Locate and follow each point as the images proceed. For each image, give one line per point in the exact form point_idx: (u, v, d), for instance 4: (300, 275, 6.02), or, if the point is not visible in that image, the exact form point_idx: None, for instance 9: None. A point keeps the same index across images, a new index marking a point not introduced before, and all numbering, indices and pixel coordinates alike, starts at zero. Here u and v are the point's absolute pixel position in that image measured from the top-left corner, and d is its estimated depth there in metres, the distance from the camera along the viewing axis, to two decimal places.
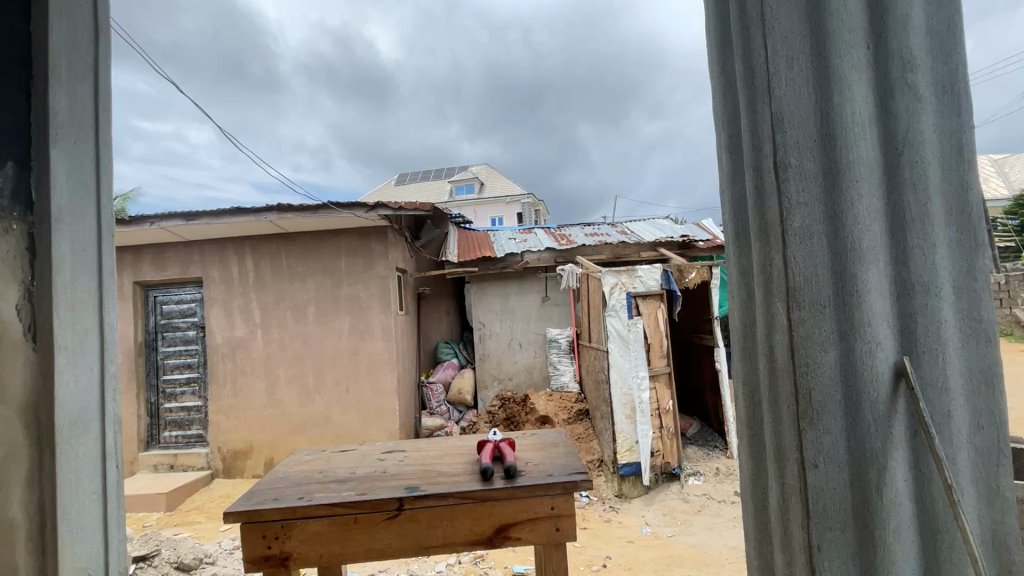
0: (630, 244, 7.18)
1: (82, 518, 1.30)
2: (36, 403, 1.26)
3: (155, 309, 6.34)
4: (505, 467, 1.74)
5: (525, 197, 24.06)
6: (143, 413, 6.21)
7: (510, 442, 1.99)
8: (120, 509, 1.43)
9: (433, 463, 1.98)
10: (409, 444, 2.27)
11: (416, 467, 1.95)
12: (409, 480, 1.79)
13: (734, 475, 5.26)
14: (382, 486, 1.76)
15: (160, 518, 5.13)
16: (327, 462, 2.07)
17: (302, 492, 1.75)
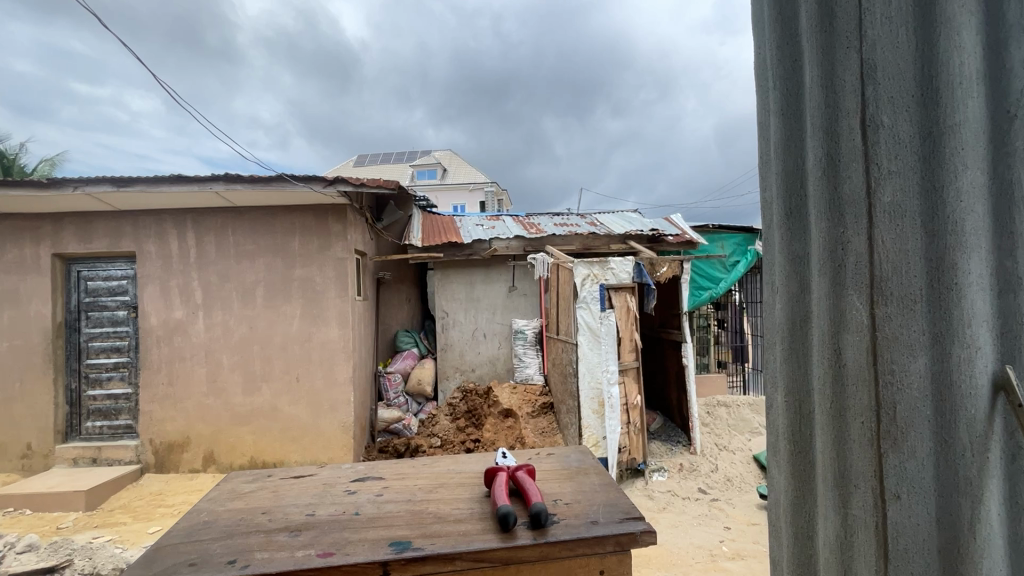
0: (600, 236, 7.06)
1: None
2: None
3: (79, 285, 5.67)
4: (534, 512, 1.29)
5: (490, 185, 23.71)
6: (61, 400, 5.57)
7: (527, 471, 1.55)
8: None
9: (425, 501, 1.52)
10: (381, 465, 1.85)
11: (403, 505, 1.49)
12: (380, 497, 1.54)
13: (698, 471, 5.24)
14: (355, 538, 1.30)
15: (78, 519, 4.59)
16: (281, 475, 1.76)
17: (243, 518, 1.44)
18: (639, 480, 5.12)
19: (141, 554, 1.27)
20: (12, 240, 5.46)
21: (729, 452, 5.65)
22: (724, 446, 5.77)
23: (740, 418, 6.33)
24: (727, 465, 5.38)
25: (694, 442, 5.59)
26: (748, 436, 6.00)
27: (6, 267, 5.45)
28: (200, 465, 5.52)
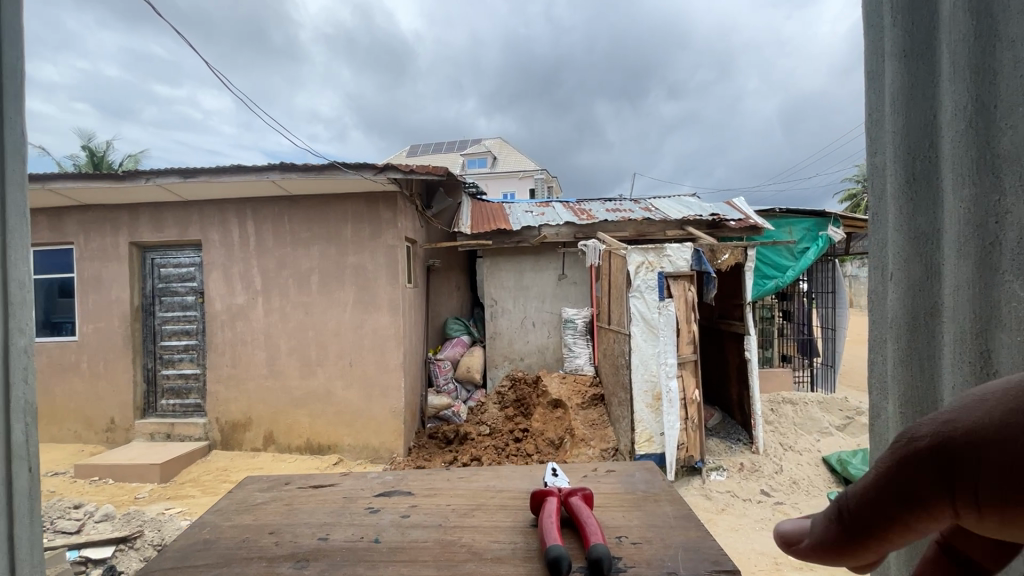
0: (655, 222, 6.73)
1: None
2: None
3: (152, 271, 6.03)
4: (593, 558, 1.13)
5: (540, 173, 23.42)
6: (139, 379, 5.97)
7: (582, 496, 1.38)
8: (33, 538, 1.09)
9: (458, 527, 1.34)
10: (405, 483, 1.65)
11: (435, 532, 1.32)
12: (430, 513, 1.42)
13: (760, 472, 4.92)
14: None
15: (153, 490, 4.91)
16: (309, 479, 1.70)
17: (286, 525, 1.38)
18: (695, 477, 4.85)
19: (176, 560, 1.23)
20: (95, 229, 5.87)
21: (796, 453, 5.27)
22: (790, 445, 5.39)
23: (808, 417, 5.89)
24: (793, 468, 5.00)
25: (756, 440, 5.24)
26: (817, 437, 5.56)
27: (90, 254, 5.87)
28: (261, 444, 5.78)
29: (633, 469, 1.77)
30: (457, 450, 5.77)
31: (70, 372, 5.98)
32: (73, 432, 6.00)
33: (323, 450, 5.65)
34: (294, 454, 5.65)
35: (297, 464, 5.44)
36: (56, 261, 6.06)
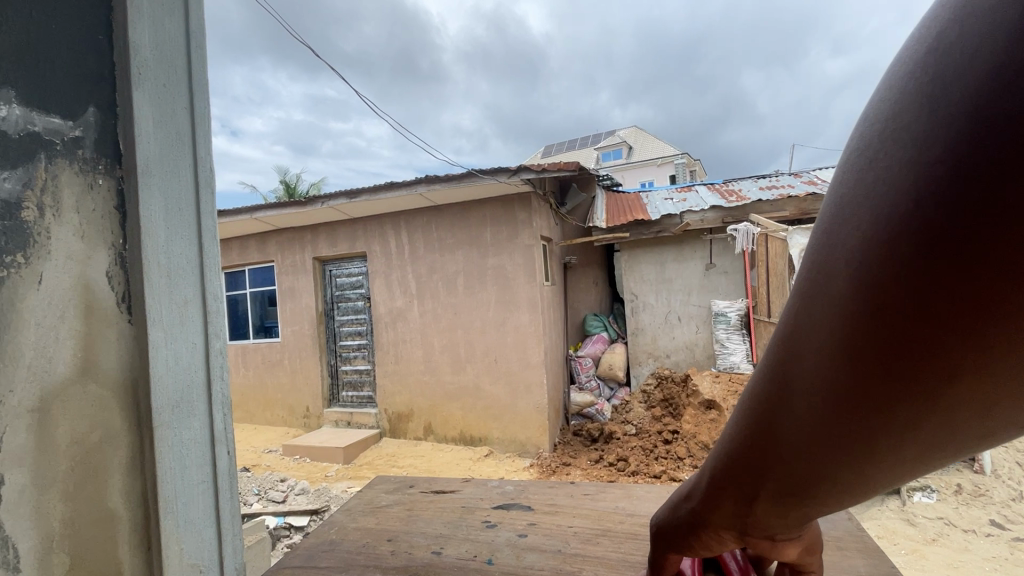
0: (824, 196, 5.81)
1: (190, 508, 1.31)
2: (136, 381, 1.24)
3: (331, 281, 7.00)
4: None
5: (681, 157, 21.98)
6: (325, 374, 6.99)
7: None
8: (233, 497, 1.45)
9: (580, 558, 1.24)
10: (526, 498, 1.62)
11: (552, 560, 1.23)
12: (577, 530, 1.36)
13: (988, 497, 3.93)
14: None
15: (339, 469, 5.70)
16: (441, 486, 1.76)
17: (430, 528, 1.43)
18: (894, 498, 4.05)
19: (335, 549, 1.35)
20: (289, 248, 7.02)
21: None
22: None
23: None
24: None
25: (979, 460, 4.20)
26: None
27: (286, 269, 7.05)
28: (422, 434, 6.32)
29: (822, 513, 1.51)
30: (603, 449, 5.65)
31: (277, 367, 7.25)
32: (281, 417, 7.26)
33: (475, 442, 5.99)
34: (450, 445, 6.09)
35: (453, 454, 5.85)
36: (264, 276, 7.40)
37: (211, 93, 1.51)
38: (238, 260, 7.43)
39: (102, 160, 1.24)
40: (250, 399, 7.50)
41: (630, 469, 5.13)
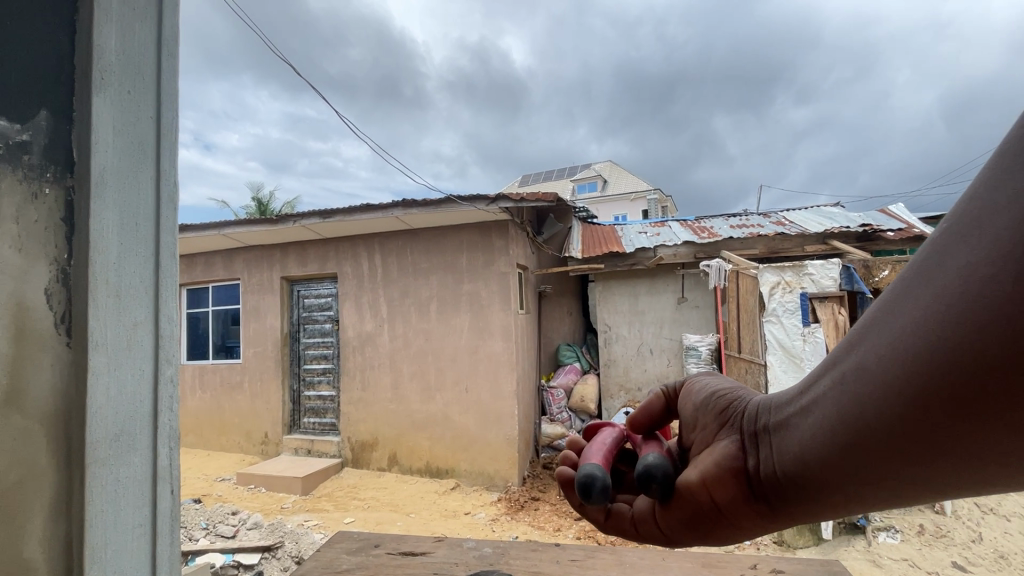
0: (791, 237, 6.01)
1: (122, 553, 1.19)
2: (69, 412, 1.13)
3: (298, 302, 6.79)
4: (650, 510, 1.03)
5: (653, 193, 22.63)
6: (287, 399, 6.69)
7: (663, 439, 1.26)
8: (171, 535, 1.35)
9: None
10: (508, 563, 1.53)
11: None
12: None
13: (949, 539, 3.99)
14: None
15: (296, 501, 5.40)
16: (413, 547, 1.64)
17: None
18: (859, 537, 4.08)
19: None
20: (256, 266, 6.80)
21: (998, 518, 4.28)
22: (990, 507, 4.35)
23: None
24: (996, 537, 4.07)
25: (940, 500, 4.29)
26: None
27: (252, 288, 6.81)
28: (386, 464, 6.07)
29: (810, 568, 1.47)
30: None
31: (235, 390, 6.91)
32: (236, 443, 6.88)
33: (442, 474, 5.78)
34: (415, 476, 5.86)
35: (418, 486, 5.63)
36: (228, 294, 7.13)
37: (179, 102, 1.43)
38: (202, 276, 7.15)
39: (51, 168, 1.14)
40: (204, 424, 7.11)
41: None
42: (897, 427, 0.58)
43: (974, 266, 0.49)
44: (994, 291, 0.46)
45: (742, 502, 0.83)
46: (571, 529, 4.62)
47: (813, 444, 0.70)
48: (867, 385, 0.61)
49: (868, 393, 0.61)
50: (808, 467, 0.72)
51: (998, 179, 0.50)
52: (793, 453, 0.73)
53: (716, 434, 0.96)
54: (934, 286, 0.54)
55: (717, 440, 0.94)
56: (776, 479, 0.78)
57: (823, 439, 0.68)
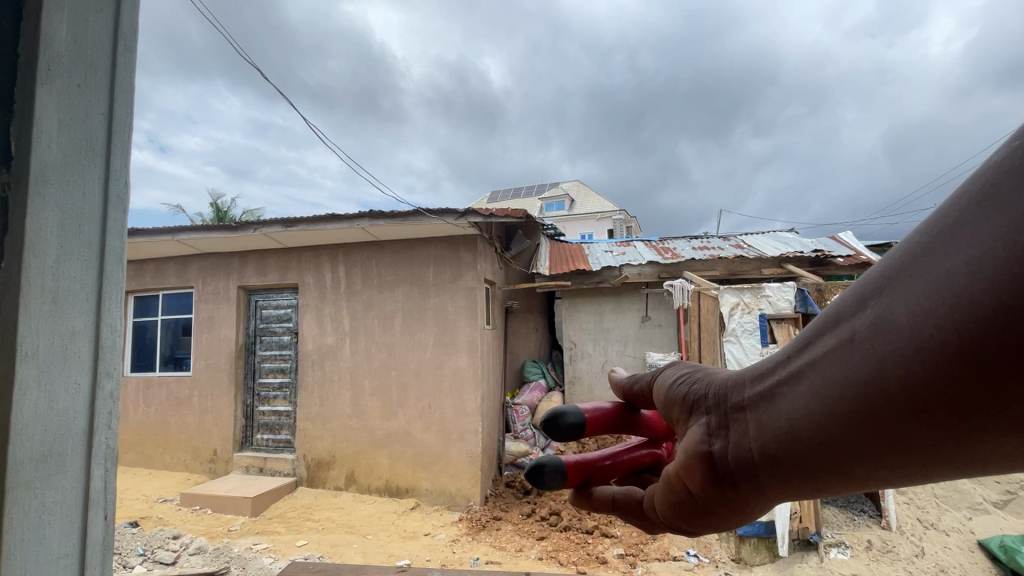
0: (749, 260, 6.23)
1: None
2: None
3: (256, 313, 6.53)
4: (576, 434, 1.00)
5: (618, 213, 23.22)
6: (239, 414, 6.38)
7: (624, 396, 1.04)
8: (103, 561, 1.25)
9: None
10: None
11: None
12: None
13: (895, 554, 4.14)
14: None
15: (244, 523, 5.10)
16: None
17: None
18: (812, 554, 4.16)
19: None
20: (212, 274, 6.53)
21: (939, 533, 4.48)
22: (931, 522, 4.57)
23: (953, 489, 5.05)
24: (937, 552, 4.26)
25: (887, 516, 4.43)
26: (966, 514, 4.83)
27: (206, 297, 6.52)
28: (343, 483, 5.83)
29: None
30: (535, 503, 5.47)
31: (183, 405, 6.54)
32: (182, 461, 6.48)
33: (402, 493, 5.60)
34: (374, 496, 5.66)
35: (376, 507, 5.43)
36: (180, 303, 6.79)
37: (134, 100, 1.36)
38: (152, 283, 6.79)
39: None
40: (147, 440, 6.68)
41: (562, 523, 4.95)
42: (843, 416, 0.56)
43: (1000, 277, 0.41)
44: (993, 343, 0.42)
45: (711, 489, 0.73)
46: (533, 549, 4.55)
47: (802, 417, 0.60)
48: (885, 336, 0.51)
49: (874, 342, 0.52)
50: (793, 440, 0.62)
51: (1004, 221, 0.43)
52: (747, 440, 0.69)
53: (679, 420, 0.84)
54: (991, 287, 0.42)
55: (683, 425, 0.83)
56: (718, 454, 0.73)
57: (809, 401, 0.59)
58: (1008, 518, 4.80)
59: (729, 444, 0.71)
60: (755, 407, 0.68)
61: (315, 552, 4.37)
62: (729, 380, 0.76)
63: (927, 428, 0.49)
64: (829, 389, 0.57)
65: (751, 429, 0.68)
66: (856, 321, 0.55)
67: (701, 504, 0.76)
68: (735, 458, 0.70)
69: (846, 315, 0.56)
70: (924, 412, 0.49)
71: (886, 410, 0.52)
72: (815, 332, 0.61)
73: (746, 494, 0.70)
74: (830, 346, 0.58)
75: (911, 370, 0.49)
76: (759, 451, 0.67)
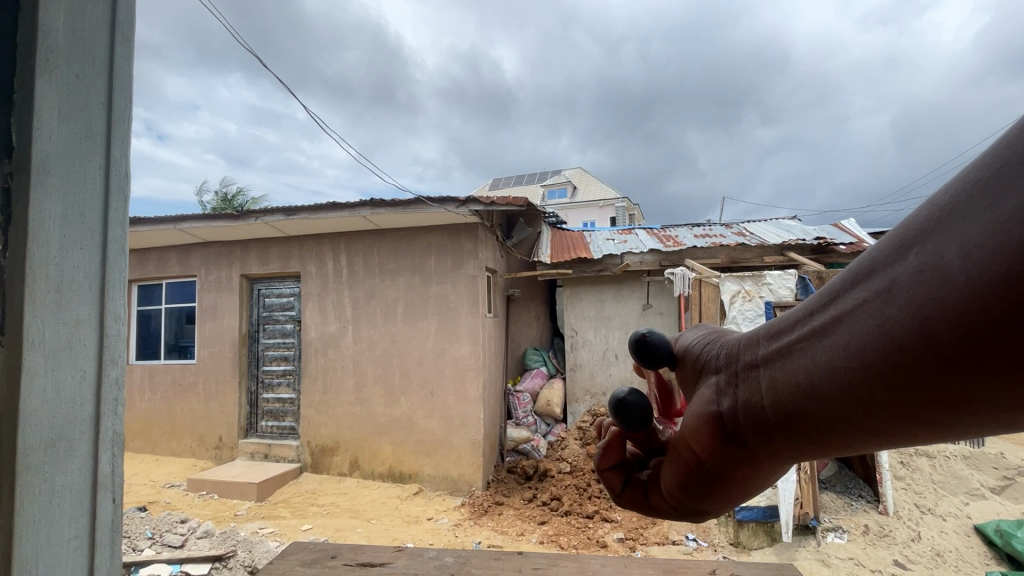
0: (751, 248, 6.22)
1: (56, 568, 1.12)
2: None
3: (259, 301, 6.57)
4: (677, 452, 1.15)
5: (620, 201, 23.09)
6: (243, 401, 6.45)
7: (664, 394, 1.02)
8: (112, 543, 1.29)
9: None
10: (468, 572, 1.44)
11: None
12: None
13: (890, 538, 4.22)
14: None
15: (251, 508, 5.19)
16: (371, 558, 1.53)
17: None
18: (809, 539, 4.22)
19: None
20: (214, 263, 6.55)
21: (935, 518, 4.54)
22: (927, 508, 4.61)
23: (949, 475, 5.12)
24: (934, 536, 4.31)
25: (884, 501, 4.49)
26: (963, 499, 4.87)
27: (209, 286, 6.55)
28: (347, 469, 5.90)
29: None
30: (536, 488, 5.55)
31: (188, 392, 6.61)
32: (188, 447, 6.57)
33: (405, 478, 5.67)
34: (378, 481, 5.74)
35: (380, 492, 5.50)
36: (183, 292, 6.83)
37: (133, 90, 1.37)
38: (155, 272, 6.83)
39: None
40: (153, 427, 6.76)
41: (563, 508, 5.02)
42: (883, 371, 0.54)
43: None
44: None
45: (720, 453, 0.74)
46: (534, 533, 4.62)
47: (824, 372, 0.60)
48: (928, 284, 0.49)
49: (916, 292, 0.50)
50: (815, 398, 0.61)
51: None
52: (771, 401, 0.67)
53: (697, 385, 0.84)
54: None
55: (698, 390, 0.82)
56: (750, 418, 0.70)
57: (833, 356, 0.59)
58: (1005, 504, 4.83)
59: (733, 405, 0.73)
60: (769, 362, 0.69)
61: (320, 536, 4.45)
62: (744, 339, 0.77)
63: (921, 381, 0.51)
64: (864, 344, 0.55)
65: (764, 386, 0.69)
66: (899, 269, 0.53)
67: (718, 474, 0.76)
68: (744, 415, 0.71)
69: (883, 266, 0.55)
70: (949, 358, 0.48)
71: (890, 365, 0.53)
72: (847, 280, 0.61)
73: (759, 454, 0.70)
74: (864, 296, 0.57)
75: (950, 324, 0.47)
76: (771, 407, 0.68)
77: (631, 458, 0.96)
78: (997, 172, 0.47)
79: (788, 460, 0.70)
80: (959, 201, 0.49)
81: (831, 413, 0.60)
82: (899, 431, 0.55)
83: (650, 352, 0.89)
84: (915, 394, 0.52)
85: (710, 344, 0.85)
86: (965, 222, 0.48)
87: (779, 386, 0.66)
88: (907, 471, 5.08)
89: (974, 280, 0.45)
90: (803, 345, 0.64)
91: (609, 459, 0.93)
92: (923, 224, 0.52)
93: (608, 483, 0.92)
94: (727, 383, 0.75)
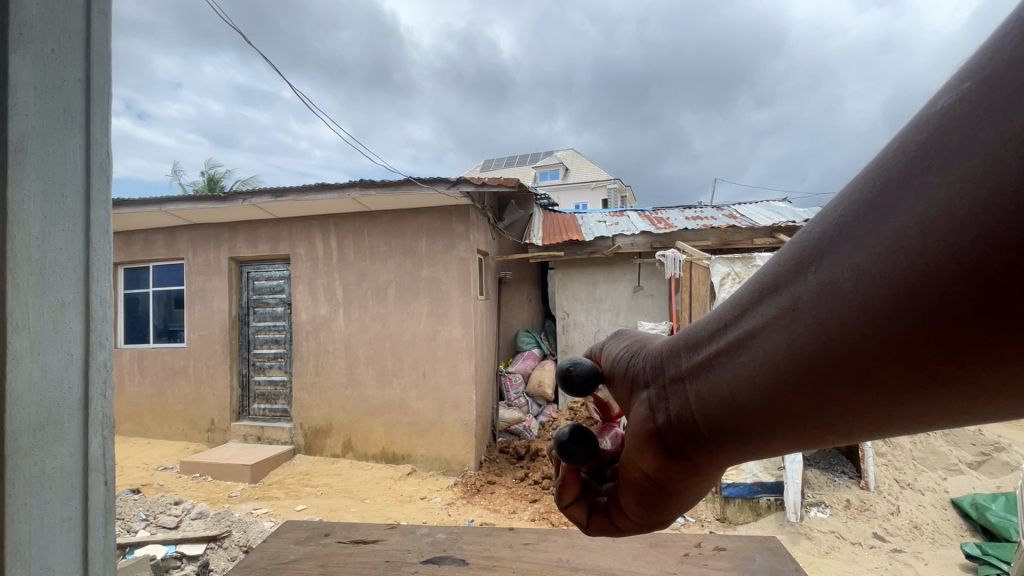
0: (741, 229, 6.25)
1: (50, 549, 1.13)
2: None
3: (248, 284, 6.50)
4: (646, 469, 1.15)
5: (614, 184, 22.98)
6: (235, 384, 6.43)
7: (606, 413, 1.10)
8: (104, 525, 1.29)
9: None
10: (460, 549, 1.46)
11: None
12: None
13: (871, 512, 4.36)
14: None
15: (245, 489, 5.22)
16: (364, 535, 1.55)
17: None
18: None
19: None
20: (202, 245, 6.46)
21: (915, 492, 4.68)
22: (907, 483, 4.75)
23: (929, 452, 5.27)
24: (912, 509, 4.45)
25: (866, 477, 4.62)
26: (941, 474, 5.02)
27: (197, 269, 6.47)
28: (340, 450, 5.95)
29: (752, 550, 1.43)
30: (528, 467, 5.64)
31: (179, 376, 6.57)
32: (180, 430, 6.57)
33: (398, 459, 5.73)
34: (371, 462, 5.79)
35: (373, 472, 5.56)
36: (172, 275, 6.74)
37: (112, 67, 1.33)
38: (141, 255, 6.72)
39: None
40: (144, 411, 6.74)
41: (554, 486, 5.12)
42: (804, 386, 0.55)
43: (922, 233, 0.43)
44: (928, 293, 0.43)
45: (664, 466, 0.75)
46: (526, 511, 4.71)
47: (747, 386, 0.61)
48: (830, 304, 0.50)
49: (819, 310, 0.51)
50: (740, 410, 0.63)
51: (922, 170, 0.45)
52: (702, 413, 0.68)
53: (631, 397, 0.84)
54: (931, 234, 0.42)
55: (633, 404, 0.82)
56: (684, 429, 0.71)
57: (753, 372, 0.60)
58: (981, 477, 4.99)
59: (668, 417, 0.74)
60: (693, 375, 0.70)
61: (314, 516, 4.51)
62: (665, 349, 0.78)
63: (839, 393, 0.52)
64: (780, 361, 0.56)
65: (691, 398, 0.70)
66: (799, 286, 0.54)
67: (663, 483, 0.77)
68: (678, 427, 0.72)
69: (785, 282, 0.56)
70: (862, 372, 0.50)
71: (808, 380, 0.54)
72: (756, 293, 0.61)
73: (697, 462, 0.72)
74: (772, 312, 0.57)
75: (861, 341, 0.48)
76: (701, 419, 0.68)
77: (588, 483, 0.96)
78: (878, 188, 0.48)
79: (724, 463, 0.72)
80: (846, 217, 0.51)
81: (759, 425, 0.61)
82: (822, 436, 0.57)
83: (579, 375, 0.91)
84: (834, 405, 0.53)
85: (639, 356, 0.86)
86: (856, 240, 0.49)
87: (705, 399, 0.67)
88: (889, 448, 5.22)
89: (874, 299, 0.46)
90: (723, 360, 0.64)
91: (569, 495, 0.93)
92: (816, 240, 0.53)
93: (574, 518, 0.92)
94: (659, 397, 0.76)
